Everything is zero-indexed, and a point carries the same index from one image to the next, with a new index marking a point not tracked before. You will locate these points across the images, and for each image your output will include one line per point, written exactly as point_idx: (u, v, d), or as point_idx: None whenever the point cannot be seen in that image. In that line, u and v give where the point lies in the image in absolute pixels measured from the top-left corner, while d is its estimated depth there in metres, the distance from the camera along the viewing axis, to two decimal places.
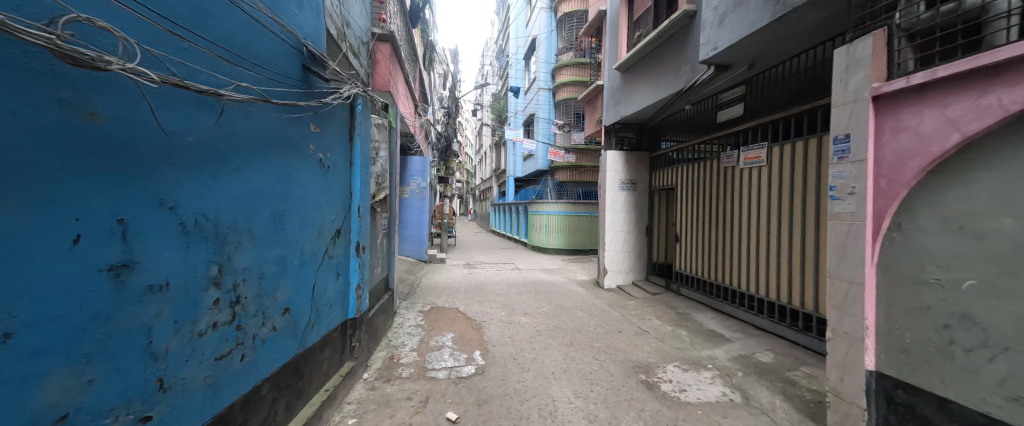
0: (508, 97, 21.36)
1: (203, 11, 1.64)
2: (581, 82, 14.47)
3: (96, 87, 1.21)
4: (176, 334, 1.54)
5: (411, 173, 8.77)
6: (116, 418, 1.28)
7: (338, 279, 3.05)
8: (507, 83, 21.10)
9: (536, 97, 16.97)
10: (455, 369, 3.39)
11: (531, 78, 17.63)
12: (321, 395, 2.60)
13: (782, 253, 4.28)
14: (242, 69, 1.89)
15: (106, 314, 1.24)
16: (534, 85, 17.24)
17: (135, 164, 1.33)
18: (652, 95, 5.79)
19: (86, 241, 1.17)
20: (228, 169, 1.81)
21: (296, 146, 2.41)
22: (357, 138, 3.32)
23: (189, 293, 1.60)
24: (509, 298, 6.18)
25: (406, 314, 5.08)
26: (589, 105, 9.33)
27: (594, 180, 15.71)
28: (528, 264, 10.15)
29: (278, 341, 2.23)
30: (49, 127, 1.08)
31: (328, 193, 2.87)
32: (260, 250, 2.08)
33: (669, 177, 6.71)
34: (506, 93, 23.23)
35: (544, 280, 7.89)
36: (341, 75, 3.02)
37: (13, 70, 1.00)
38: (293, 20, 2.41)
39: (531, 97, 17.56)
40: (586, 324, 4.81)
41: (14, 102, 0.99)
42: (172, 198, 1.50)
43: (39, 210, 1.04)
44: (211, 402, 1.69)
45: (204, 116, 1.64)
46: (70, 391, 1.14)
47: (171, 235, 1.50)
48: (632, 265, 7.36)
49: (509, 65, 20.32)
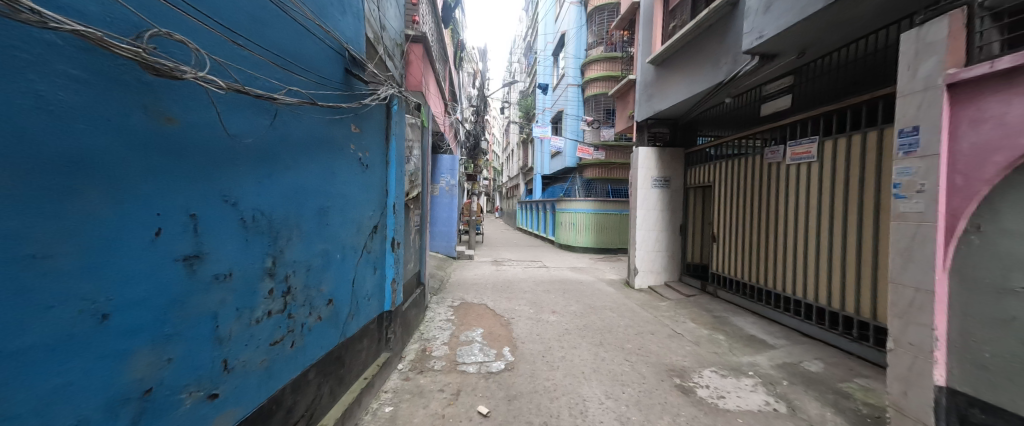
0: (536, 94, 21.29)
1: (260, 21, 1.76)
2: (612, 77, 14.13)
3: (172, 94, 1.33)
4: (238, 319, 1.67)
5: (440, 171, 8.97)
6: (190, 394, 1.42)
7: (375, 273, 3.18)
8: (536, 80, 21.00)
9: (564, 94, 16.71)
10: (485, 364, 3.45)
11: (560, 74, 17.44)
12: (361, 383, 2.73)
13: (835, 255, 3.98)
14: (292, 74, 2.01)
15: (181, 299, 1.38)
16: (562, 81, 16.99)
17: (204, 163, 1.46)
18: (689, 87, 5.55)
19: (165, 233, 1.31)
20: (279, 167, 1.94)
21: (338, 145, 2.52)
22: (393, 137, 3.43)
23: (249, 282, 1.73)
24: (537, 296, 6.17)
25: (436, 308, 5.22)
26: (620, 100, 9.08)
27: (623, 177, 15.30)
28: (555, 262, 10.09)
29: (323, 330, 2.36)
30: (136, 132, 1.20)
31: (367, 191, 2.99)
32: (308, 244, 2.21)
33: (706, 175, 6.42)
34: (533, 90, 23.07)
35: (571, 279, 7.81)
36: (379, 77, 3.12)
37: (105, 80, 1.12)
38: (336, 25, 2.52)
39: (559, 94, 17.35)
40: (616, 324, 4.73)
41: (106, 110, 1.11)
42: (234, 195, 1.63)
43: (128, 205, 1.17)
44: (265, 384, 1.83)
45: (260, 119, 1.77)
46: (153, 367, 1.28)
47: (233, 229, 1.63)
48: (664, 265, 7.13)
49: (537, 62, 20.20)
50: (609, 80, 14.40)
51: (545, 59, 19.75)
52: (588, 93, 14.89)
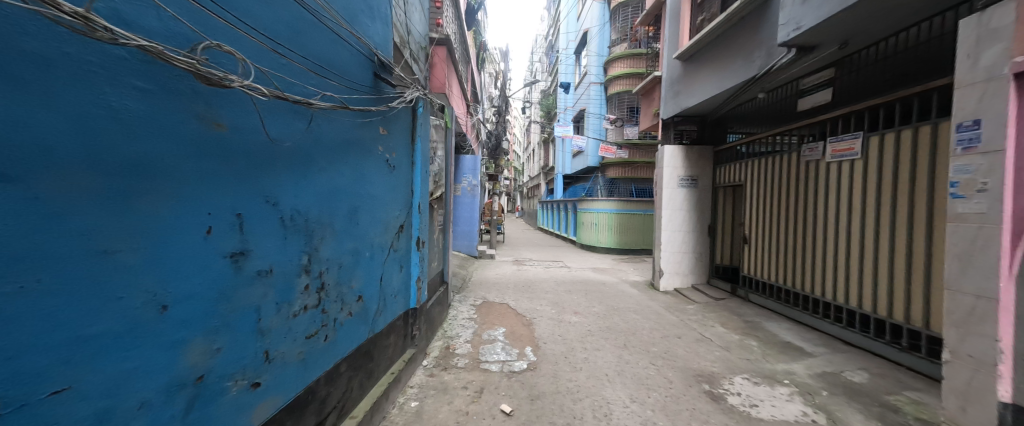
0: (558, 93, 21.17)
1: (297, 31, 1.86)
2: (636, 74, 13.82)
3: (222, 102, 1.44)
4: (277, 313, 1.77)
5: (462, 172, 9.06)
6: (236, 382, 1.53)
7: (401, 271, 3.27)
8: (557, 79, 20.87)
9: (586, 92, 16.49)
10: (507, 363, 3.47)
11: (582, 72, 17.25)
12: (388, 377, 2.82)
13: (881, 258, 3.72)
14: (327, 80, 2.11)
15: (228, 293, 1.49)
16: (584, 79, 16.78)
17: (248, 166, 1.56)
18: (719, 83, 5.33)
19: (215, 231, 1.41)
20: (315, 169, 2.04)
21: (368, 147, 2.61)
22: (418, 139, 3.51)
23: (287, 278, 1.83)
24: (558, 296, 6.14)
25: (459, 306, 5.30)
26: (644, 98, 8.86)
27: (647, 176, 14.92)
28: (577, 263, 9.98)
29: (353, 325, 2.46)
30: (191, 138, 1.31)
31: (393, 191, 3.08)
32: (340, 242, 2.31)
33: (737, 173, 6.17)
34: (555, 89, 22.93)
35: (594, 279, 7.71)
36: (406, 80, 3.20)
37: (165, 90, 1.22)
38: (365, 32, 2.61)
39: (581, 93, 17.15)
40: (641, 327, 4.63)
41: (165, 118, 1.22)
42: (274, 196, 1.73)
43: (184, 206, 1.28)
44: (302, 375, 1.93)
45: (298, 123, 1.87)
46: (204, 355, 1.38)
47: (274, 227, 1.73)
48: (691, 267, 6.91)
49: (559, 61, 20.07)
50: (633, 78, 14.08)
51: (567, 57, 19.57)
52: (611, 91, 14.62)
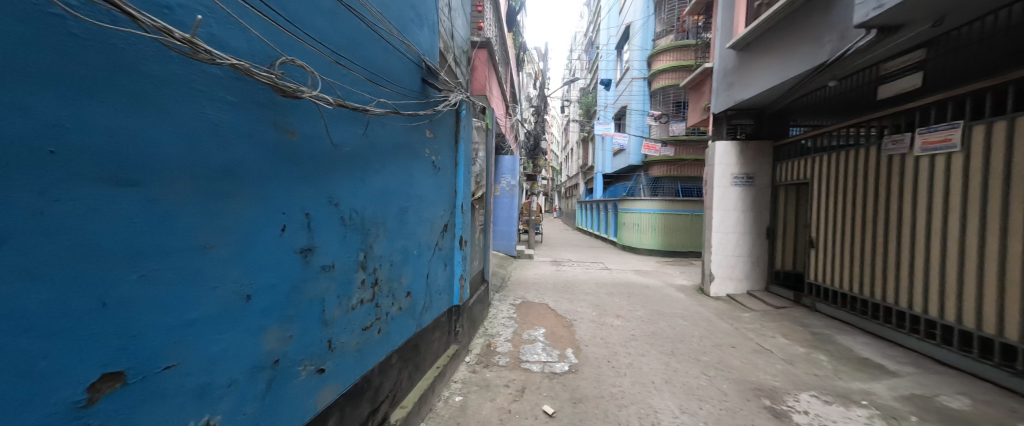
0: (598, 91, 20.71)
1: (356, 43, 1.99)
2: (683, 66, 13.12)
3: (294, 112, 1.59)
4: (338, 306, 1.92)
5: (501, 172, 9.12)
6: (304, 366, 1.68)
7: (445, 269, 3.38)
8: (598, 77, 20.42)
9: (628, 88, 15.92)
10: (549, 364, 3.45)
11: (624, 68, 16.71)
12: (434, 371, 2.93)
13: (988, 267, 3.20)
14: (381, 87, 2.24)
15: (298, 286, 1.64)
16: (626, 75, 16.23)
17: (314, 169, 1.71)
18: (781, 72, 4.89)
19: (288, 230, 1.58)
20: (370, 171, 2.17)
21: (416, 150, 2.74)
22: (461, 140, 3.61)
23: (346, 273, 1.98)
24: (599, 298, 5.99)
25: (499, 305, 5.37)
26: (692, 91, 8.37)
27: (694, 175, 14.03)
28: (618, 265, 9.68)
29: (403, 319, 2.59)
30: (268, 144, 1.46)
31: (439, 191, 3.19)
32: (392, 240, 2.44)
33: (803, 170, 5.61)
34: (595, 87, 22.41)
35: (636, 282, 7.43)
36: (450, 84, 3.30)
37: (249, 103, 1.38)
38: (415, 39, 2.73)
39: (623, 89, 16.60)
40: (689, 334, 4.39)
41: (249, 127, 1.38)
42: (336, 197, 1.88)
43: (263, 207, 1.44)
44: (359, 364, 2.07)
45: (355, 128, 2.01)
46: (279, 341, 1.55)
47: (335, 226, 1.88)
48: (746, 272, 6.43)
49: (600, 57, 19.62)
50: (680, 71, 13.36)
51: (608, 53, 19.06)
52: (656, 85, 14.04)
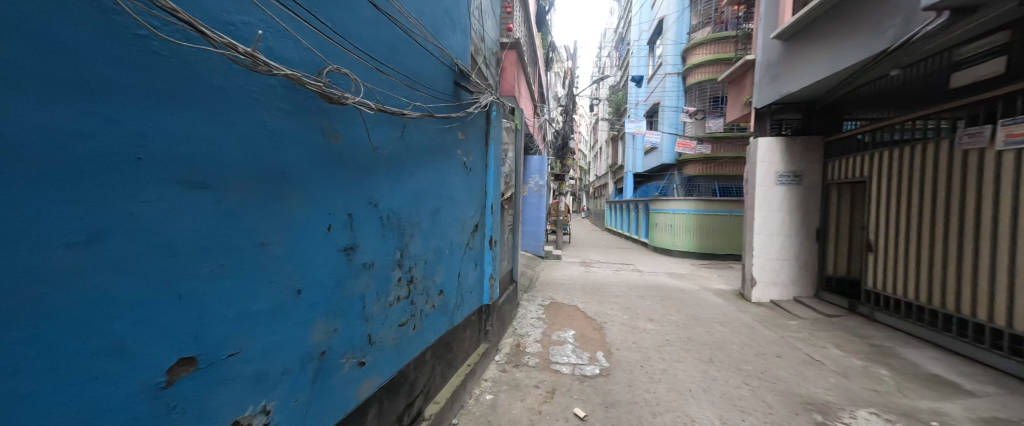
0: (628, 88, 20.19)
1: (394, 50, 2.07)
2: (721, 59, 12.49)
3: (339, 118, 1.68)
4: (377, 302, 2.01)
5: (529, 171, 9.12)
6: (346, 359, 1.77)
7: (476, 268, 3.42)
8: (629, 74, 19.92)
9: (661, 84, 15.36)
10: (579, 366, 3.41)
11: (656, 64, 16.18)
12: (465, 368, 2.99)
13: None
14: (417, 91, 2.32)
15: (341, 282, 1.73)
16: (658, 71, 15.71)
17: (356, 171, 1.80)
18: (835, 62, 4.53)
19: (333, 229, 1.67)
20: (407, 173, 2.25)
21: (448, 152, 2.80)
22: (492, 141, 3.64)
23: (384, 270, 2.06)
24: (631, 301, 5.84)
25: (528, 306, 5.37)
26: (732, 86, 7.95)
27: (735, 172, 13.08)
28: (650, 267, 9.38)
29: (436, 317, 2.65)
30: (316, 148, 1.56)
31: (470, 191, 3.24)
32: (426, 239, 2.51)
33: (858, 168, 5.17)
34: (625, 84, 21.83)
35: (669, 285, 7.16)
36: (481, 86, 3.35)
37: (300, 110, 1.48)
38: (448, 43, 2.79)
39: (655, 85, 16.05)
40: (729, 341, 4.17)
41: (300, 133, 1.47)
42: (375, 198, 1.96)
43: (312, 208, 1.54)
44: (396, 358, 2.15)
45: (393, 132, 2.09)
46: (325, 334, 1.64)
47: (375, 226, 1.97)
48: (793, 277, 6.03)
49: (631, 53, 19.14)
50: (719, 64, 12.71)
51: (639, 49, 18.52)
52: (691, 81, 13.46)
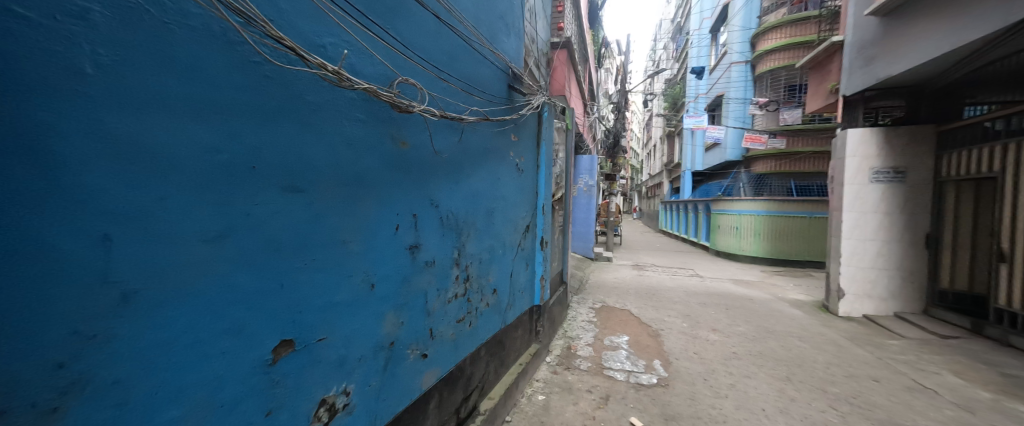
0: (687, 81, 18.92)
1: (454, 57, 2.17)
2: (801, 43, 11.16)
3: (407, 125, 1.81)
4: (437, 298, 2.11)
5: (578, 172, 9.00)
6: (411, 350, 1.89)
7: (527, 269, 3.46)
8: (687, 65, 18.65)
9: (725, 74, 14.14)
10: (634, 374, 3.27)
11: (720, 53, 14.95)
12: (517, 367, 3.03)
13: None
14: (474, 97, 2.41)
15: (407, 278, 1.86)
16: (722, 61, 14.50)
17: (420, 175, 1.92)
18: (952, 37, 3.82)
19: (401, 229, 1.80)
20: (464, 175, 2.34)
21: (502, 154, 2.86)
22: (543, 142, 3.65)
23: (443, 269, 2.17)
24: (690, 308, 5.47)
25: (578, 308, 5.29)
26: (814, 71, 7.05)
27: (815, 169, 11.64)
28: (711, 272, 8.70)
29: (490, 315, 2.73)
30: (387, 153, 1.69)
31: (522, 193, 3.28)
32: (481, 239, 2.59)
33: (987, 161, 4.28)
34: (683, 77, 20.46)
35: (734, 293, 6.58)
36: (533, 87, 3.37)
37: (374, 119, 1.61)
38: (503, 48, 2.86)
39: (718, 76, 14.84)
40: (809, 359, 3.71)
41: (374, 140, 1.61)
42: (436, 199, 2.07)
43: (383, 209, 1.67)
44: (453, 353, 2.25)
45: (453, 136, 2.19)
46: (394, 326, 1.77)
47: (436, 226, 2.08)
48: (891, 289, 5.21)
49: (690, 44, 17.93)
50: (796, 48, 11.35)
51: (700, 39, 17.25)
52: (762, 69, 12.21)
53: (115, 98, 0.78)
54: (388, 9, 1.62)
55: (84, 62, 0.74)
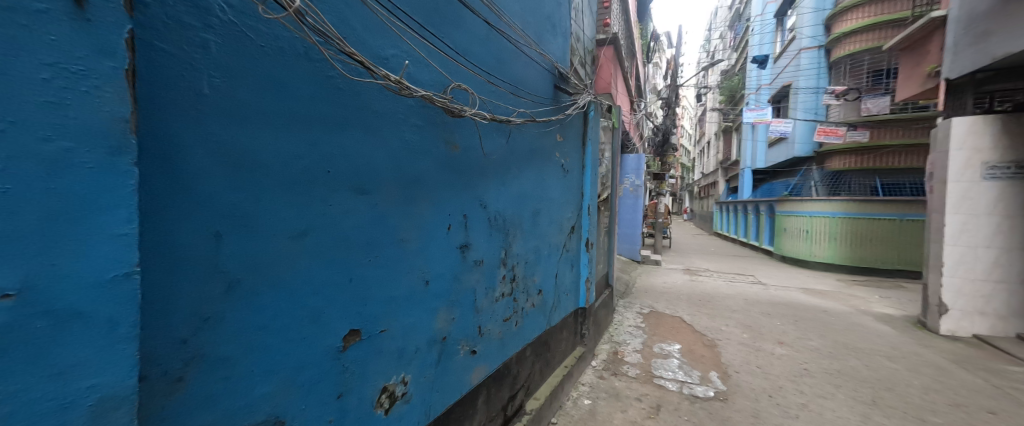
0: (747, 71, 17.40)
1: (502, 61, 2.22)
2: (889, 21, 9.75)
3: (458, 129, 1.88)
4: (485, 297, 2.17)
5: (624, 171, 8.70)
6: (461, 346, 1.96)
7: (572, 271, 3.42)
8: (748, 54, 17.12)
9: (793, 62, 12.79)
10: (687, 385, 3.09)
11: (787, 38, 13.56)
12: (562, 370, 3.00)
13: None
14: (521, 98, 2.43)
15: (457, 276, 1.92)
16: (789, 47, 13.13)
17: (470, 176, 1.98)
18: None
19: (452, 229, 1.87)
20: (511, 175, 2.38)
21: (548, 154, 2.86)
22: (589, 142, 3.58)
23: (491, 268, 2.21)
24: (751, 318, 5.03)
25: (625, 313, 5.11)
26: (908, 52, 6.11)
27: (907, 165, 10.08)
28: (775, 280, 7.93)
29: (536, 315, 2.74)
30: (439, 155, 1.76)
31: (567, 193, 3.25)
32: (527, 240, 2.61)
33: None
34: (742, 66, 18.84)
35: (804, 304, 5.93)
36: (579, 86, 3.32)
37: (430, 124, 1.70)
38: (549, 48, 2.85)
39: (784, 64, 13.46)
40: (902, 382, 3.23)
41: (429, 143, 1.70)
42: (485, 200, 2.13)
43: (436, 209, 1.75)
44: (500, 351, 2.29)
45: (500, 137, 2.24)
46: (446, 321, 1.85)
47: (484, 226, 2.13)
48: (1011, 305, 4.38)
49: (751, 31, 16.46)
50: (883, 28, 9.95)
51: (763, 25, 15.75)
52: (840, 54, 10.90)
53: (225, 115, 0.92)
54: (442, 18, 1.70)
55: (201, 84, 0.87)
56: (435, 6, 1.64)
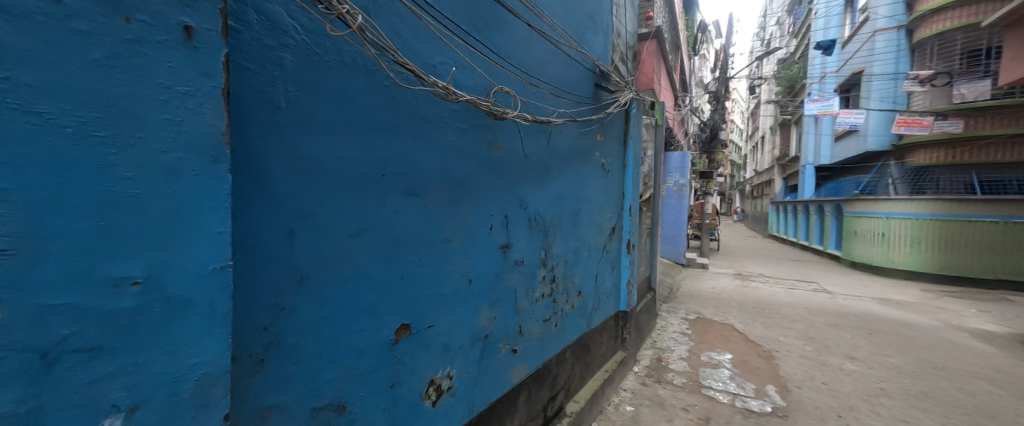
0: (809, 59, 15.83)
1: (542, 61, 2.22)
2: None
3: (500, 131, 1.91)
4: (526, 297, 2.18)
5: (667, 170, 8.32)
6: (501, 344, 1.99)
7: (613, 273, 3.33)
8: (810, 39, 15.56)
9: (865, 46, 11.45)
10: (740, 398, 2.88)
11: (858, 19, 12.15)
12: (603, 374, 2.94)
13: None
14: (561, 98, 2.42)
15: (498, 276, 1.96)
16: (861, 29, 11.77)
17: (511, 178, 2.01)
18: None
19: (494, 229, 1.91)
20: (551, 176, 2.37)
21: (588, 154, 2.82)
22: (630, 140, 3.48)
23: (531, 269, 2.22)
24: (814, 329, 4.58)
25: (669, 318, 4.87)
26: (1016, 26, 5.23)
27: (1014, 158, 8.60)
28: (843, 288, 7.15)
29: (576, 316, 2.71)
30: (482, 157, 1.80)
31: (608, 194, 3.18)
32: (566, 241, 2.59)
33: None
34: (804, 53, 17.16)
35: (880, 316, 5.28)
36: (621, 83, 3.23)
37: (473, 127, 1.75)
38: (590, 47, 2.81)
39: (855, 48, 12.09)
40: (1009, 411, 2.77)
41: (473, 146, 1.74)
42: (526, 201, 2.15)
43: (479, 210, 1.80)
44: (540, 351, 2.29)
45: (541, 138, 2.24)
46: (488, 319, 1.89)
47: (524, 227, 2.15)
48: None
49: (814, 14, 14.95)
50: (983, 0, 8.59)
51: (829, 6, 14.23)
52: (924, 34, 9.57)
53: (298, 126, 1.02)
54: (486, 24, 1.74)
55: (279, 97, 0.97)
56: (479, 12, 1.69)
